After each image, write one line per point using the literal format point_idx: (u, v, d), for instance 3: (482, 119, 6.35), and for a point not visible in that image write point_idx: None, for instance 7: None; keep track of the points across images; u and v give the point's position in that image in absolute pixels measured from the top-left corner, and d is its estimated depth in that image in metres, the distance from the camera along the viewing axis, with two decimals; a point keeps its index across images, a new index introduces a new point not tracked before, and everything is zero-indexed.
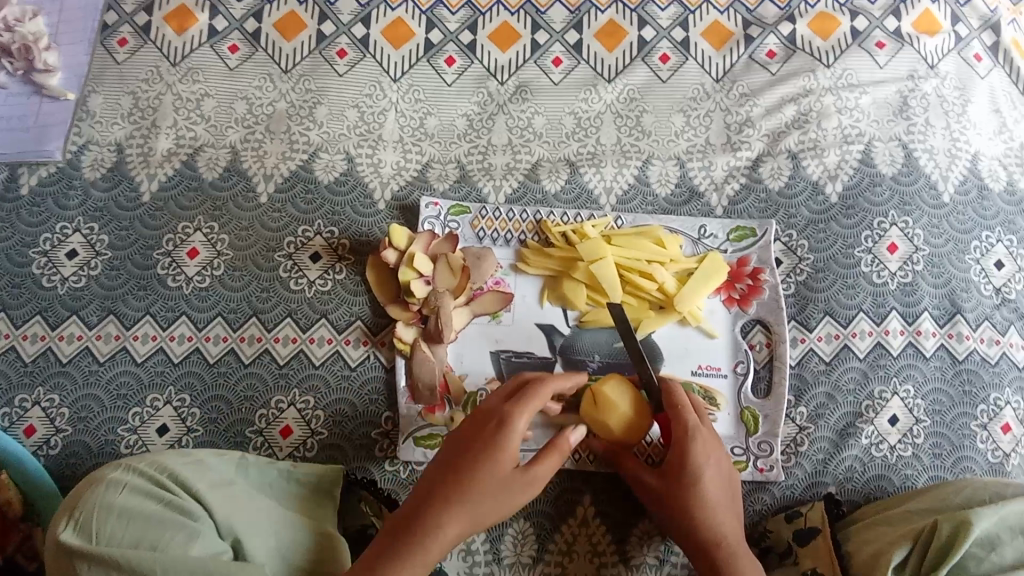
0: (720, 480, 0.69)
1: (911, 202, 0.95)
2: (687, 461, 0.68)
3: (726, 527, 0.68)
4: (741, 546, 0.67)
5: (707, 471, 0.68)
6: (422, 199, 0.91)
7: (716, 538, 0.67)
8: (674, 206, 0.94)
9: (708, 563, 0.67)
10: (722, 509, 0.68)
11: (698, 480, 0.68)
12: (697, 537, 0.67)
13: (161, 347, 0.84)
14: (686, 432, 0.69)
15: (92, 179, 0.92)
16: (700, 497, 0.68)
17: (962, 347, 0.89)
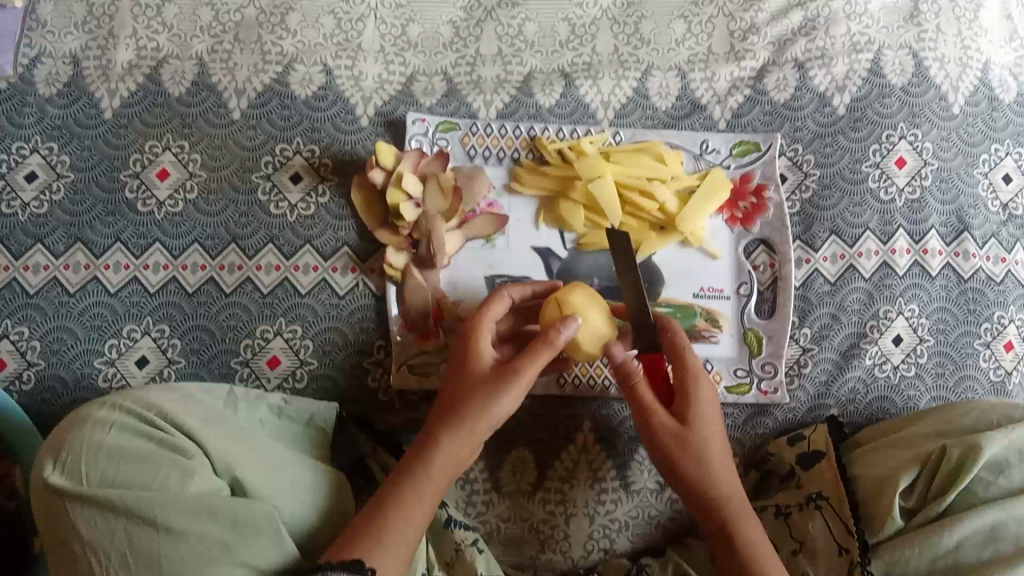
0: (722, 432, 0.66)
1: (921, 113, 0.90)
2: (695, 414, 0.65)
3: (732, 483, 0.65)
4: (744, 501, 0.65)
5: (713, 422, 0.65)
6: (409, 115, 0.84)
7: (720, 492, 0.64)
8: (676, 120, 0.89)
9: (714, 517, 0.64)
10: (728, 463, 0.66)
11: (706, 433, 0.65)
12: (704, 495, 0.64)
13: (134, 277, 0.79)
14: (693, 381, 0.65)
15: (47, 96, 0.84)
16: (707, 452, 0.64)
17: (968, 265, 0.86)
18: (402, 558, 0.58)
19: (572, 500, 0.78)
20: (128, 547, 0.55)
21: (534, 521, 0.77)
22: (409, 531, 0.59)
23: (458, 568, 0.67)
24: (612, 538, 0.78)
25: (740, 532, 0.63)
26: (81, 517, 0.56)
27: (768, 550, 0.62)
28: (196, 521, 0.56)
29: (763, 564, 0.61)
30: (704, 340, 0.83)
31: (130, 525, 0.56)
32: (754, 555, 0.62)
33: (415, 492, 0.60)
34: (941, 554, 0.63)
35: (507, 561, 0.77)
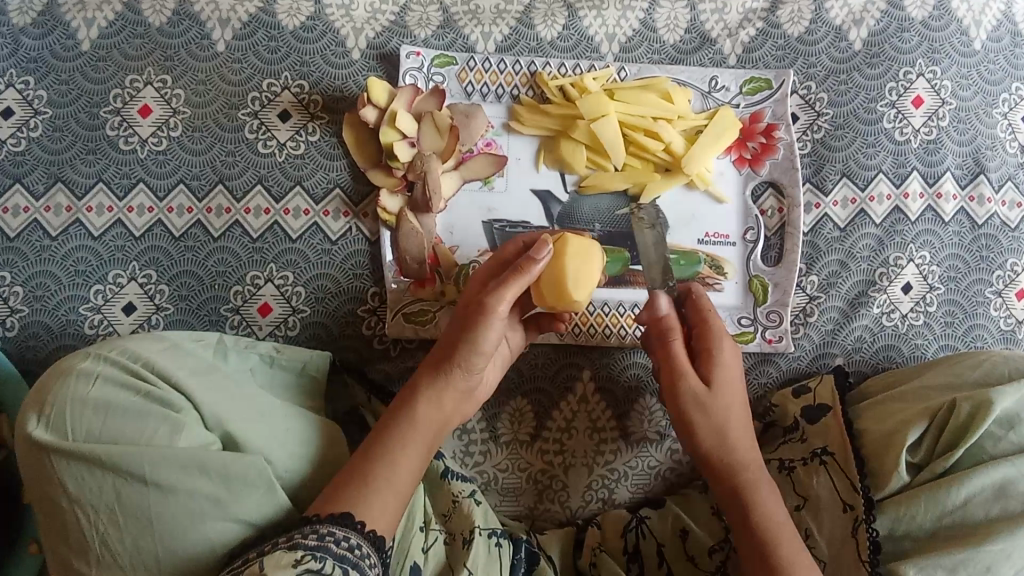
0: (743, 403, 0.66)
1: (940, 49, 0.85)
2: (717, 381, 0.64)
3: (750, 452, 0.63)
4: (763, 472, 0.63)
5: (735, 393, 0.65)
6: (402, 48, 0.79)
7: (740, 459, 0.63)
8: (684, 54, 0.84)
9: (730, 480, 0.62)
10: (746, 434, 0.64)
11: (728, 401, 0.64)
12: (721, 460, 0.63)
13: (118, 220, 0.76)
14: (718, 351, 0.65)
15: (21, 25, 0.79)
16: (726, 416, 0.63)
17: (983, 211, 0.83)
18: (393, 510, 0.56)
19: (571, 450, 0.77)
20: (117, 502, 0.55)
21: (532, 471, 0.77)
22: (398, 481, 0.57)
23: (454, 520, 0.67)
24: (612, 489, 0.78)
25: (756, 497, 0.61)
26: (68, 472, 0.55)
27: (784, 517, 0.60)
28: (186, 476, 0.55)
29: (778, 529, 0.59)
30: (708, 287, 0.81)
31: (118, 481, 0.55)
32: (768, 519, 0.59)
33: (404, 442, 0.59)
34: (948, 510, 0.63)
35: (504, 510, 0.77)
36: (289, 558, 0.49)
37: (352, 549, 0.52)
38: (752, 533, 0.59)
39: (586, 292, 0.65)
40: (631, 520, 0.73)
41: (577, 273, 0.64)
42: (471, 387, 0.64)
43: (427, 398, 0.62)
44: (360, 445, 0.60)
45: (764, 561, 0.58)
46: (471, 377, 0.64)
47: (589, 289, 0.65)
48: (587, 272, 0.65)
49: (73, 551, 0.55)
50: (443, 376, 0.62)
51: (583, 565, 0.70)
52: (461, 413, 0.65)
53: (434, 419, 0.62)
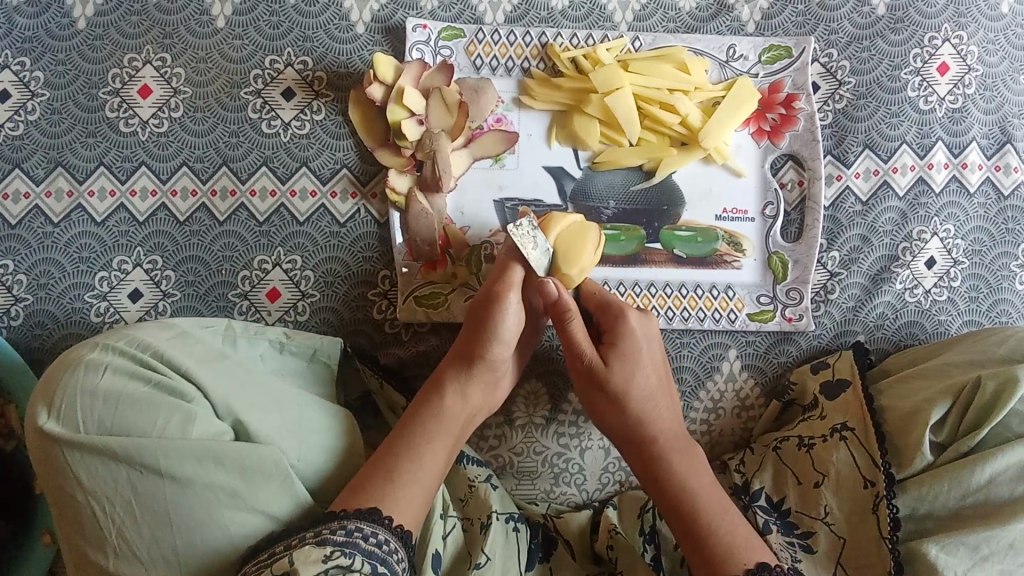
0: (656, 373, 0.67)
1: (966, 13, 0.82)
2: (617, 352, 0.65)
3: (662, 424, 0.65)
4: (678, 442, 0.65)
5: (640, 364, 0.66)
6: (409, 21, 0.76)
7: (650, 436, 0.64)
8: (700, 22, 0.81)
9: (642, 458, 0.64)
10: (659, 405, 0.66)
11: (631, 372, 0.65)
12: (630, 436, 0.65)
13: (121, 204, 0.74)
14: (619, 321, 0.66)
15: (14, 4, 0.76)
16: (631, 389, 0.65)
17: (1009, 181, 0.81)
18: (418, 507, 0.57)
19: (587, 432, 0.77)
20: (134, 495, 0.54)
21: (547, 455, 0.77)
22: (423, 476, 0.59)
23: (471, 505, 0.67)
24: (629, 471, 0.78)
25: (667, 471, 0.63)
26: (81, 466, 0.54)
27: (701, 490, 0.62)
28: (202, 468, 0.54)
29: (693, 503, 0.61)
30: (726, 265, 0.79)
31: (134, 473, 0.54)
32: (685, 495, 0.61)
33: (427, 436, 0.61)
34: (972, 489, 0.61)
35: (520, 495, 0.77)
36: (318, 553, 0.50)
37: (380, 544, 0.52)
38: (669, 508, 0.62)
39: (576, 265, 0.67)
40: (648, 501, 0.72)
41: (562, 248, 0.68)
42: (497, 378, 0.66)
43: (454, 390, 0.64)
44: (384, 439, 0.62)
45: (691, 540, 0.59)
46: (496, 368, 0.65)
47: (580, 263, 0.67)
48: (576, 245, 0.68)
49: (90, 545, 0.54)
50: (467, 369, 0.64)
51: (600, 549, 0.69)
52: (486, 405, 0.66)
53: (458, 411, 0.63)
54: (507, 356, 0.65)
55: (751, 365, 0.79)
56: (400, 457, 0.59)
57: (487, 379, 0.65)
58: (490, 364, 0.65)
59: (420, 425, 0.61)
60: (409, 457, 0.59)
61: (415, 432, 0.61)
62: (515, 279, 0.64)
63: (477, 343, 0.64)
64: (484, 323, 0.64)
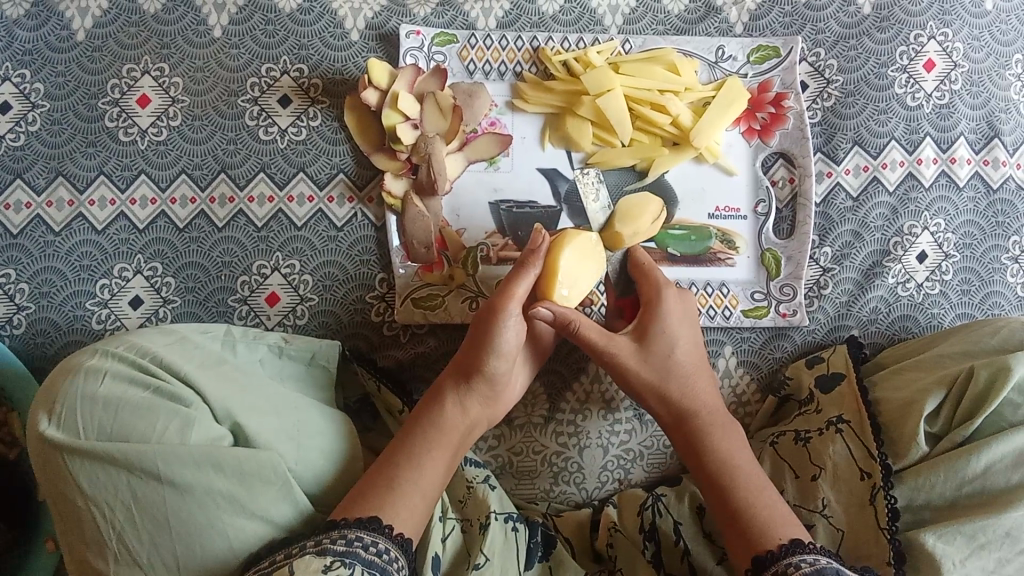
0: (693, 349, 0.68)
1: (951, 10, 0.83)
2: (656, 328, 0.66)
3: (702, 399, 0.66)
4: (717, 417, 0.66)
5: (679, 338, 0.67)
6: (402, 28, 0.78)
7: (692, 408, 0.65)
8: (689, 24, 0.82)
9: (684, 429, 0.65)
10: (698, 380, 0.67)
11: (670, 349, 0.66)
12: (670, 412, 0.66)
13: (121, 212, 0.75)
14: (657, 296, 0.67)
15: (15, 17, 0.78)
16: (673, 362, 0.66)
17: (997, 175, 0.82)
18: (418, 515, 0.58)
19: (585, 431, 0.78)
20: (133, 500, 0.54)
21: (546, 454, 0.77)
22: (424, 486, 0.59)
23: (470, 506, 0.67)
24: (628, 469, 0.78)
25: (707, 444, 0.64)
26: (81, 472, 0.54)
27: (740, 463, 0.63)
28: (201, 473, 0.55)
29: (733, 476, 0.62)
30: (720, 263, 0.80)
31: (133, 479, 0.54)
32: (725, 468, 0.62)
33: (428, 447, 0.61)
34: (967, 479, 0.61)
35: (520, 494, 0.78)
36: (317, 563, 0.50)
37: (380, 554, 0.53)
38: (708, 481, 0.63)
39: (633, 226, 0.73)
40: (647, 498, 0.72)
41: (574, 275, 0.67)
42: (496, 393, 0.66)
43: (453, 406, 0.64)
44: (385, 448, 0.62)
45: (728, 512, 0.60)
46: (496, 383, 0.66)
47: (637, 223, 0.73)
48: (637, 208, 0.74)
49: (91, 550, 0.55)
50: (467, 381, 0.65)
51: (600, 546, 0.70)
52: (486, 418, 0.67)
53: (457, 425, 0.64)
54: (505, 369, 0.65)
55: (747, 361, 0.79)
56: (401, 469, 0.59)
57: (486, 393, 0.66)
58: (489, 378, 0.65)
59: (418, 441, 0.62)
60: (410, 470, 0.59)
61: (413, 447, 0.61)
62: (520, 290, 0.64)
63: (475, 357, 0.64)
64: (484, 339, 0.64)
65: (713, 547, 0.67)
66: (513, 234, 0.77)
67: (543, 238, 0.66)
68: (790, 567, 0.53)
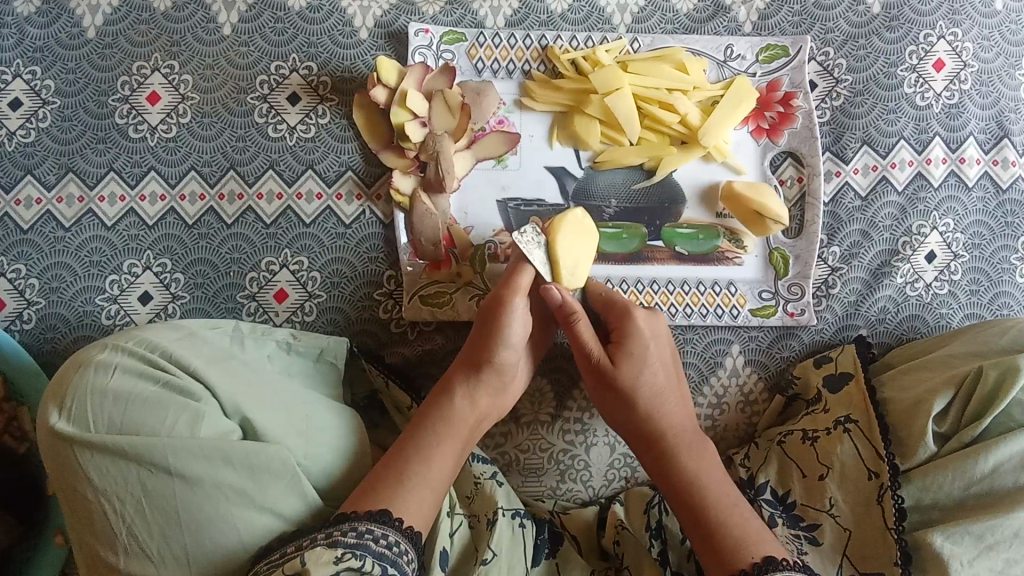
0: (665, 370, 0.68)
1: (961, 10, 0.83)
2: (624, 350, 0.66)
3: (671, 420, 0.66)
4: (687, 436, 0.66)
5: (648, 358, 0.66)
6: (411, 26, 0.78)
7: (661, 428, 0.65)
8: (698, 23, 0.82)
9: (653, 449, 0.65)
10: (668, 400, 0.67)
11: (637, 370, 0.66)
12: (639, 432, 0.66)
13: (131, 208, 0.76)
14: (624, 319, 0.67)
15: (26, 14, 0.78)
16: (640, 381, 0.66)
17: (1007, 174, 0.82)
18: (427, 508, 0.58)
19: (592, 429, 0.78)
20: (143, 493, 0.55)
21: (553, 451, 0.77)
22: (433, 479, 0.59)
23: (477, 503, 0.67)
24: (634, 467, 0.78)
25: (675, 464, 0.64)
26: (91, 464, 0.55)
27: (710, 482, 0.62)
28: (210, 467, 0.55)
29: (703, 495, 0.61)
30: (728, 262, 0.80)
31: (143, 471, 0.55)
32: (694, 487, 0.62)
33: (437, 440, 0.61)
34: (975, 479, 0.61)
35: (527, 491, 0.78)
36: (328, 555, 0.50)
37: (389, 547, 0.53)
38: (677, 500, 0.63)
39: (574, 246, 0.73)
40: (654, 496, 0.72)
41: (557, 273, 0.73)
42: (505, 384, 0.67)
43: (462, 398, 0.64)
44: (395, 441, 0.62)
45: (701, 531, 0.60)
46: (504, 374, 0.66)
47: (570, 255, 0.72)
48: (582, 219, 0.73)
49: (100, 542, 0.55)
50: (475, 374, 0.65)
51: (607, 543, 0.70)
52: (494, 411, 0.67)
53: (467, 417, 0.64)
54: (515, 360, 0.66)
55: (754, 360, 0.79)
56: (410, 462, 0.59)
57: (496, 385, 0.66)
58: (499, 369, 0.65)
59: (428, 432, 0.62)
60: (418, 463, 0.59)
61: (422, 440, 0.61)
62: (523, 283, 0.65)
63: (487, 348, 0.65)
64: (491, 331, 0.65)
65: None
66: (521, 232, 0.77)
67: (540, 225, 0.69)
68: None
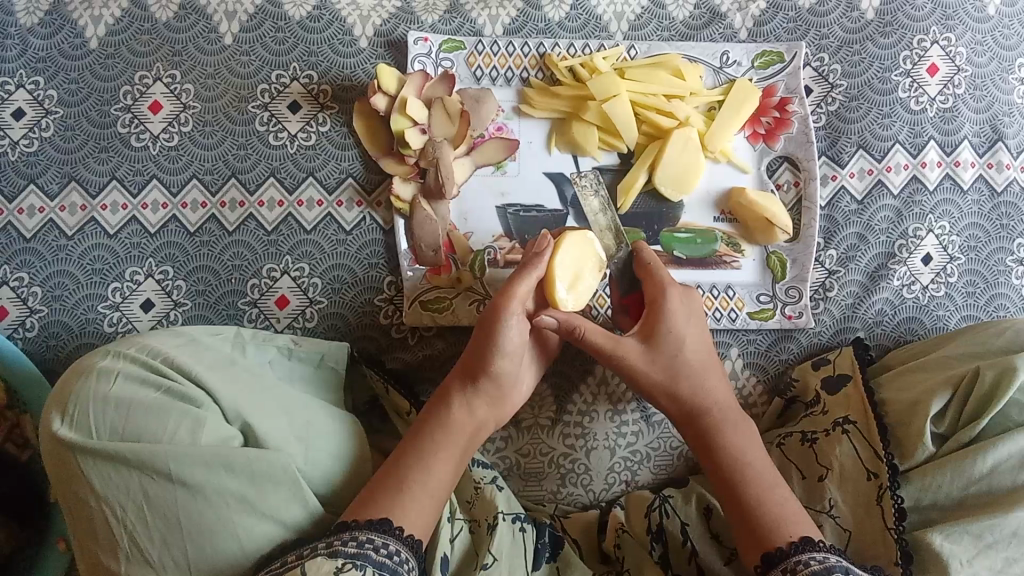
0: (702, 347, 0.68)
1: (953, 15, 0.84)
2: (660, 330, 0.67)
3: (714, 396, 0.67)
4: (728, 413, 0.66)
5: (687, 336, 0.67)
6: (410, 34, 0.79)
7: (705, 406, 0.66)
8: (693, 30, 0.83)
9: (697, 428, 0.66)
10: (709, 379, 0.67)
11: (676, 349, 0.67)
12: (682, 409, 0.67)
13: (133, 217, 0.76)
14: (660, 298, 0.67)
15: (29, 25, 0.79)
16: (682, 360, 0.67)
17: (1001, 177, 0.82)
18: (428, 515, 0.58)
19: (593, 433, 0.78)
20: (145, 499, 0.55)
21: (554, 456, 0.78)
22: (432, 487, 0.60)
23: (477, 507, 0.68)
24: (634, 472, 0.78)
25: (719, 443, 0.64)
26: (93, 471, 0.55)
27: (751, 460, 0.63)
28: (211, 474, 0.55)
29: (745, 474, 0.62)
30: (725, 266, 0.80)
31: (144, 478, 0.55)
32: (734, 464, 0.63)
33: (435, 448, 0.62)
34: (975, 479, 0.61)
35: (528, 496, 0.78)
36: (329, 565, 0.50)
37: (390, 556, 0.53)
38: (718, 477, 0.64)
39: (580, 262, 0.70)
40: (655, 499, 0.72)
41: (574, 270, 0.69)
42: (503, 393, 0.67)
43: (461, 405, 0.65)
44: (394, 451, 0.63)
45: (741, 511, 0.60)
46: (501, 382, 0.66)
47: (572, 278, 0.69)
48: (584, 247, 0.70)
49: (101, 549, 0.55)
50: (472, 383, 0.65)
51: (608, 548, 0.70)
52: (494, 419, 0.67)
53: (466, 425, 0.64)
54: (510, 368, 0.66)
55: (754, 363, 0.80)
56: (412, 473, 0.60)
57: (493, 393, 0.66)
58: (495, 377, 0.65)
59: (430, 440, 0.62)
60: (419, 472, 0.60)
61: (420, 449, 0.62)
62: (521, 290, 0.65)
63: (482, 356, 0.65)
64: (488, 339, 0.65)
65: (722, 549, 0.67)
66: (520, 237, 0.77)
67: (548, 242, 0.68)
68: (799, 565, 0.54)
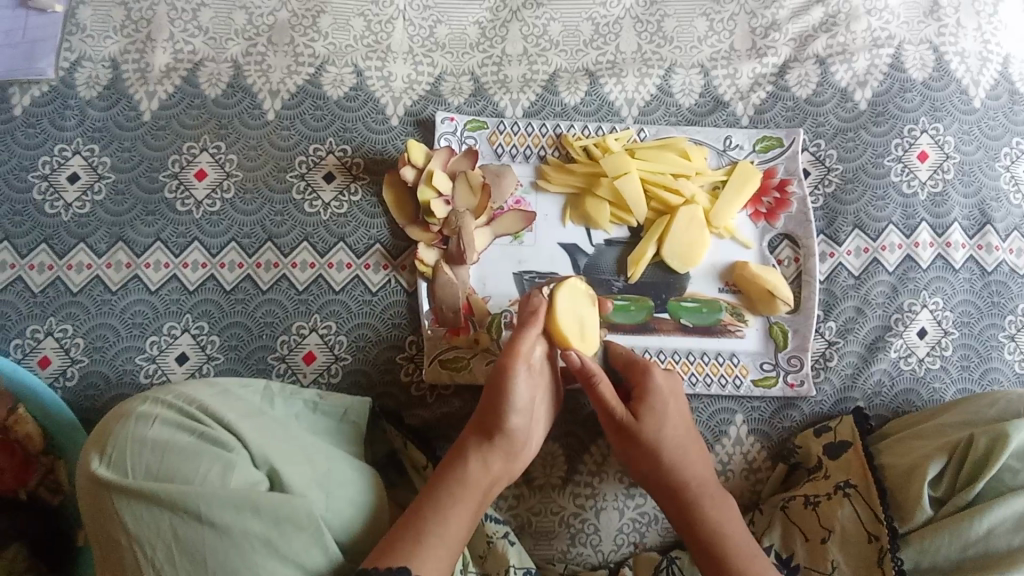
0: (683, 426, 0.72)
1: (942, 107, 0.90)
2: (646, 406, 0.71)
3: (694, 473, 0.70)
4: (709, 488, 0.69)
5: (669, 415, 0.71)
6: (438, 115, 0.86)
7: (684, 481, 0.69)
8: (699, 117, 0.90)
9: (677, 502, 0.69)
10: (690, 455, 0.71)
11: (660, 425, 0.70)
12: (663, 484, 0.70)
13: (174, 275, 0.82)
14: (644, 377, 0.73)
15: (88, 98, 0.87)
16: (663, 436, 0.70)
17: (991, 258, 0.87)
18: (443, 567, 0.60)
19: (602, 493, 0.80)
20: (174, 539, 0.58)
21: (564, 515, 0.80)
22: (449, 539, 0.62)
23: (490, 561, 0.70)
24: (643, 533, 0.80)
25: (699, 516, 0.67)
26: (128, 510, 0.58)
27: (734, 533, 0.66)
28: (238, 516, 0.58)
29: (726, 547, 0.65)
30: (730, 334, 0.84)
31: (174, 518, 0.58)
32: (717, 537, 0.66)
33: (451, 503, 0.64)
34: (971, 541, 0.63)
35: (539, 554, 0.79)
36: None
37: None
38: (699, 550, 0.66)
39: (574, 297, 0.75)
40: (662, 561, 0.75)
41: (576, 328, 0.74)
42: (516, 450, 0.70)
43: (478, 461, 0.68)
44: (413, 502, 0.65)
45: None
46: (514, 440, 0.69)
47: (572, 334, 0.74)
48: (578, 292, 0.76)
49: None
50: (485, 441, 0.69)
51: None
52: (507, 476, 0.70)
53: (479, 481, 0.67)
54: (522, 426, 0.69)
55: (757, 429, 0.82)
56: (428, 524, 0.62)
57: (507, 451, 0.69)
58: (509, 435, 0.69)
59: (442, 494, 0.65)
60: (433, 524, 0.62)
61: (434, 503, 0.64)
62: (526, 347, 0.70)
63: (497, 415, 0.68)
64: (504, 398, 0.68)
65: None
66: None
67: (540, 299, 0.74)
68: None
